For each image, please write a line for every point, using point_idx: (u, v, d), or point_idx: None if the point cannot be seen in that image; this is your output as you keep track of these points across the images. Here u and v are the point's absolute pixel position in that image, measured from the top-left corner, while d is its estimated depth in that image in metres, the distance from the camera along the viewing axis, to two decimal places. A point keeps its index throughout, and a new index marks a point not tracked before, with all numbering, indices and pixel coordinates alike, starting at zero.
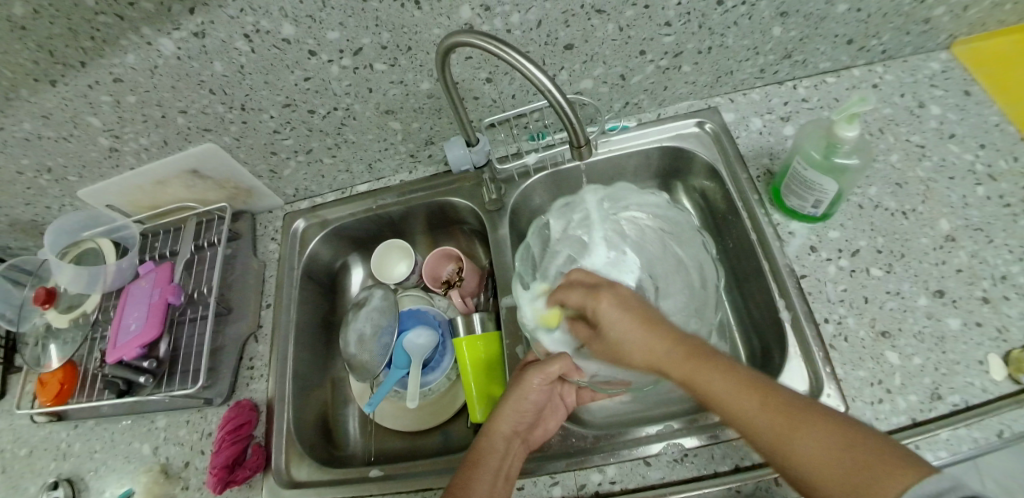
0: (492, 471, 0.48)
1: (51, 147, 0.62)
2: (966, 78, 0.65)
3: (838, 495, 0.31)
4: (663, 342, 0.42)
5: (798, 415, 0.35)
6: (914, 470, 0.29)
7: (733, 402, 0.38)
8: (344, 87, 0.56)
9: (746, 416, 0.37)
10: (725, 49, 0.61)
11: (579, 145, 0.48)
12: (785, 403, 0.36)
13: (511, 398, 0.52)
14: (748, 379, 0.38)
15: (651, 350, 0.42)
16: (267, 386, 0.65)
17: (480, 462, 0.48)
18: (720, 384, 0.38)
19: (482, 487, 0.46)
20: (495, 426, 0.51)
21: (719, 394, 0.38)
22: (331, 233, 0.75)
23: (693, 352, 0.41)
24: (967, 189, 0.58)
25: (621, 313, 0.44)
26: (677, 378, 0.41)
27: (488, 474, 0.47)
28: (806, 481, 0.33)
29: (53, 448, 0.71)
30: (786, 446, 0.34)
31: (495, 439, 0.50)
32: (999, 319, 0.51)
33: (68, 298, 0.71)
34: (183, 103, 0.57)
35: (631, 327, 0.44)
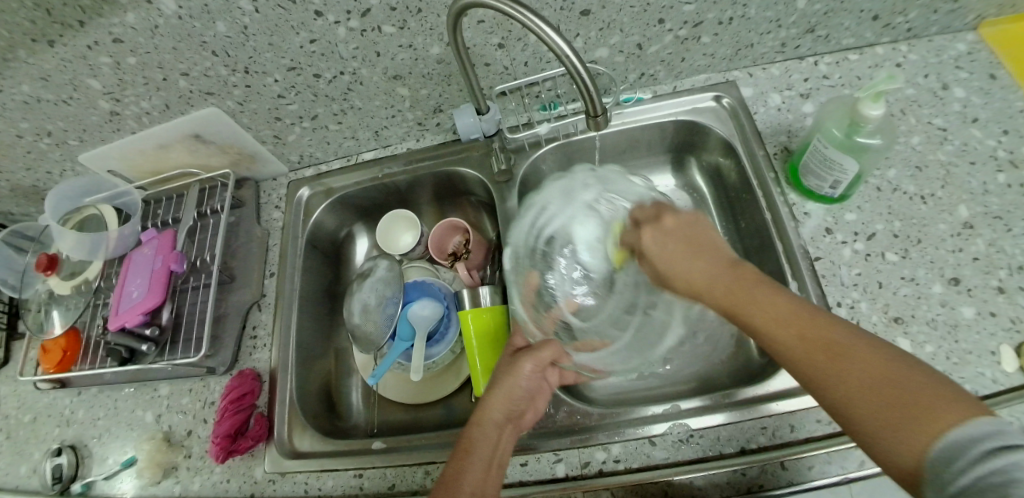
0: (484, 460, 0.44)
1: (50, 110, 0.60)
2: (992, 61, 0.63)
3: (870, 423, 0.30)
4: (712, 270, 0.41)
5: (844, 347, 0.32)
6: (970, 413, 0.27)
7: (774, 326, 0.36)
8: (351, 50, 0.54)
9: (789, 349, 0.35)
10: (747, 20, 0.58)
11: (595, 115, 0.47)
12: (833, 335, 0.33)
13: (503, 382, 0.49)
14: (803, 311, 0.35)
15: (701, 272, 0.41)
16: (270, 356, 0.65)
17: (472, 450, 0.45)
18: (765, 314, 0.36)
19: (475, 476, 0.43)
20: (485, 413, 0.47)
21: (764, 321, 0.36)
22: (336, 204, 0.73)
23: (745, 278, 0.39)
24: (989, 176, 0.56)
25: (664, 246, 0.45)
26: (721, 302, 0.40)
27: (479, 462, 0.44)
28: (840, 408, 0.32)
29: (57, 414, 0.71)
30: (823, 375, 0.32)
31: (485, 427, 0.46)
32: (1014, 310, 0.49)
33: (71, 265, 0.70)
34: (185, 66, 0.55)
35: (682, 254, 0.43)
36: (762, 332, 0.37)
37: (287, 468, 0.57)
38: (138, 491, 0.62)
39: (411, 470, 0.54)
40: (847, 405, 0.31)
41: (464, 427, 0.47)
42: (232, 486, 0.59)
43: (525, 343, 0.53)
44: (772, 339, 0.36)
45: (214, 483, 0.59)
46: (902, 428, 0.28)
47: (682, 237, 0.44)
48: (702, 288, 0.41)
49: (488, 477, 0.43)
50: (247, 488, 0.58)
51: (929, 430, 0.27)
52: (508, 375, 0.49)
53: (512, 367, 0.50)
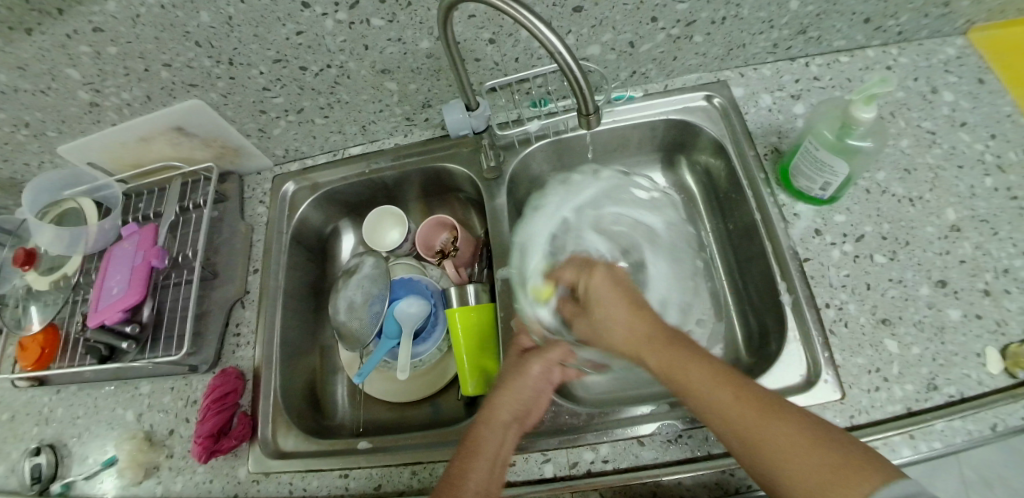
0: (490, 459, 0.44)
1: (27, 100, 0.58)
2: (981, 66, 0.63)
3: (799, 487, 0.32)
4: (634, 327, 0.44)
5: (772, 410, 0.35)
6: (886, 475, 0.30)
7: (707, 393, 0.37)
8: (338, 43, 0.53)
9: (726, 411, 0.36)
10: (740, 20, 0.58)
11: (587, 113, 0.46)
12: (761, 399, 0.36)
13: (514, 384, 0.49)
14: (734, 378, 0.38)
15: (635, 343, 0.43)
16: (253, 353, 0.64)
17: (479, 449, 0.44)
18: (698, 378, 0.38)
19: (480, 475, 0.43)
20: (494, 413, 0.47)
21: (697, 386, 0.38)
22: (321, 199, 0.72)
23: (670, 340, 0.41)
24: (976, 180, 0.56)
25: (614, 286, 0.46)
26: (664, 367, 0.40)
27: (485, 461, 0.44)
28: (771, 475, 0.33)
29: (36, 412, 0.70)
30: (759, 441, 0.34)
31: (494, 427, 0.46)
32: (998, 313, 0.50)
33: (50, 260, 0.69)
34: (167, 56, 0.54)
35: (635, 320, 0.44)
36: (689, 391, 0.38)
37: (271, 468, 0.56)
38: (118, 491, 0.61)
39: (397, 470, 0.53)
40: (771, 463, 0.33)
41: (471, 425, 0.47)
42: (215, 487, 0.58)
43: (533, 344, 0.53)
44: (705, 404, 0.37)
45: (196, 483, 0.58)
46: (817, 480, 0.31)
47: (615, 288, 0.46)
48: (626, 349, 0.44)
49: (493, 477, 0.43)
50: (231, 488, 0.57)
51: (854, 491, 0.29)
52: (518, 377, 0.49)
53: (523, 367, 0.50)
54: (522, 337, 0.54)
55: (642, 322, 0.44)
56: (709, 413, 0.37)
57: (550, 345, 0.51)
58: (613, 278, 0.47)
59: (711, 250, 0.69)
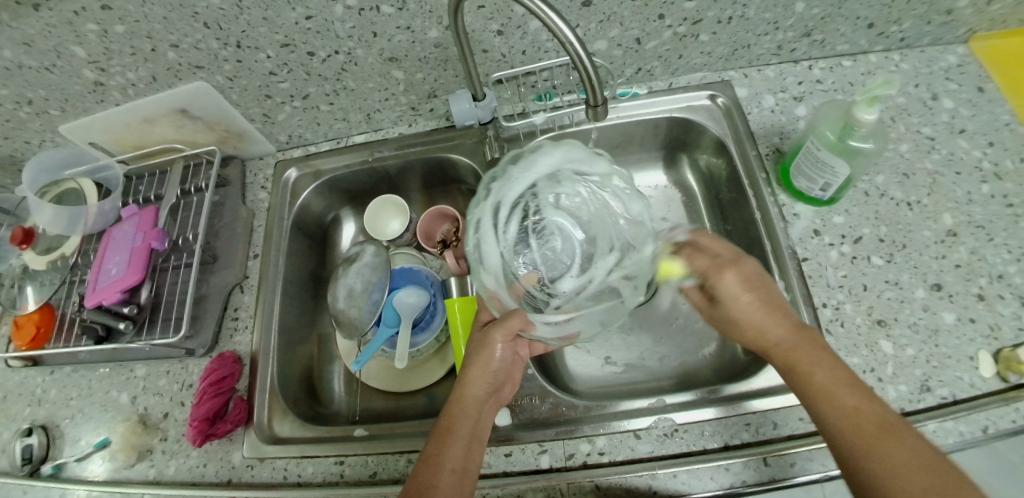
0: (464, 435, 0.46)
1: (31, 77, 0.58)
2: (981, 75, 0.63)
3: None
4: (782, 328, 0.47)
5: (890, 433, 0.38)
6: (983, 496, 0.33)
7: (829, 394, 0.41)
8: (347, 29, 0.53)
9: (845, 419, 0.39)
10: (746, 21, 0.58)
11: (595, 105, 0.47)
12: (883, 422, 0.39)
13: (482, 359, 0.51)
14: (867, 398, 0.40)
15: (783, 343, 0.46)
16: (251, 338, 0.64)
17: (454, 428, 0.47)
18: (825, 377, 0.42)
19: (455, 453, 0.45)
20: (466, 392, 0.50)
21: (820, 386, 0.42)
22: (324, 186, 0.72)
23: (812, 345, 0.45)
24: (973, 186, 0.57)
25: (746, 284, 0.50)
26: (793, 364, 0.44)
27: (461, 440, 0.46)
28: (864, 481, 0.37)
29: (28, 393, 0.69)
30: (865, 452, 0.37)
31: (467, 405, 0.49)
32: (992, 317, 0.50)
33: (47, 240, 0.68)
34: (175, 37, 0.53)
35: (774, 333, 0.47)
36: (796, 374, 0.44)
37: (266, 453, 0.56)
38: (111, 474, 0.61)
39: (393, 458, 0.54)
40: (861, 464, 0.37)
41: (444, 407, 0.49)
42: (208, 471, 0.58)
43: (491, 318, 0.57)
44: (831, 404, 0.40)
45: (190, 468, 0.58)
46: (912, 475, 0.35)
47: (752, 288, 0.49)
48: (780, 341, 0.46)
49: (468, 451, 0.45)
50: (225, 473, 0.57)
51: None
52: (482, 353, 0.52)
53: (487, 343, 0.52)
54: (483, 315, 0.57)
55: (779, 325, 0.47)
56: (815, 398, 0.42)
57: (509, 315, 0.54)
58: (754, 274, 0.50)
59: None
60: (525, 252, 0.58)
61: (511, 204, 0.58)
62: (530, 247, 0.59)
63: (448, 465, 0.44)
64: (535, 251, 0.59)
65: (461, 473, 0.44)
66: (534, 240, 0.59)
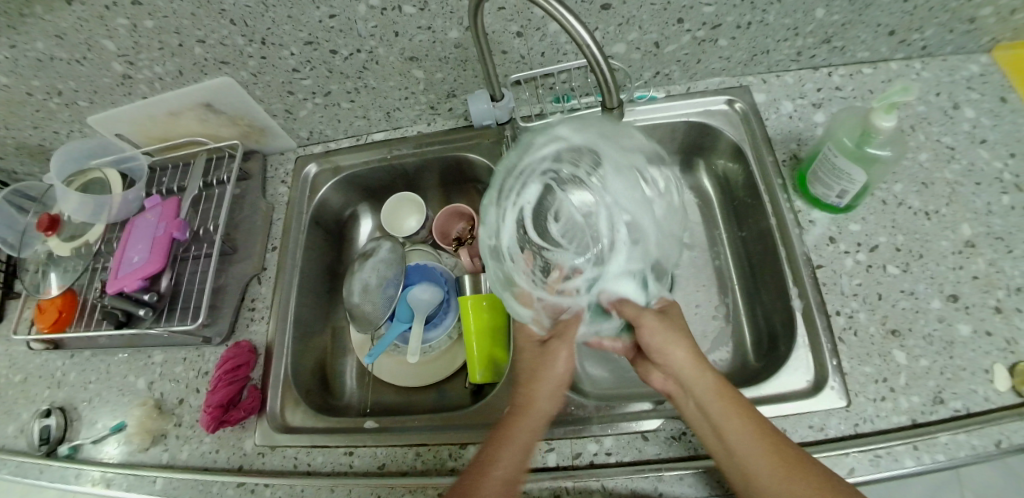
0: (520, 445, 0.45)
1: (63, 69, 0.60)
2: (1003, 84, 0.62)
3: None
4: (694, 371, 0.46)
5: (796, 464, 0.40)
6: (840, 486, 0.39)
7: (746, 440, 0.42)
8: (369, 28, 0.54)
9: (752, 452, 0.41)
10: (765, 26, 0.58)
11: (612, 106, 0.47)
12: (789, 453, 0.41)
13: (547, 372, 0.50)
14: (767, 430, 0.42)
15: (693, 382, 0.45)
16: (267, 328, 0.65)
17: (509, 439, 0.45)
18: (742, 430, 0.42)
19: (509, 462, 0.44)
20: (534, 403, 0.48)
21: (739, 440, 0.42)
22: (342, 182, 0.74)
23: (726, 395, 0.44)
24: (993, 197, 0.56)
25: (663, 320, 0.49)
26: (703, 402, 0.44)
27: (517, 452, 0.45)
28: None
29: (48, 375, 0.71)
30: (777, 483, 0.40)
31: (534, 415, 0.47)
32: (1010, 330, 0.50)
33: (72, 228, 0.70)
34: (202, 33, 0.55)
35: (688, 376, 0.46)
36: (702, 405, 0.45)
37: (277, 441, 0.57)
38: (125, 457, 0.62)
39: (401, 451, 0.54)
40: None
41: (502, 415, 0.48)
42: (220, 457, 0.59)
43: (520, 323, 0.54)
44: (742, 439, 0.42)
45: (202, 453, 0.60)
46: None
47: (665, 324, 0.48)
48: (683, 377, 0.46)
49: (519, 461, 0.44)
50: (237, 460, 0.58)
51: None
52: (550, 363, 0.50)
53: (546, 355, 0.51)
54: (520, 324, 0.54)
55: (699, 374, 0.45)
56: (722, 431, 0.43)
57: (564, 324, 0.52)
58: (674, 323, 0.49)
59: (725, 255, 0.69)
60: (579, 203, 0.54)
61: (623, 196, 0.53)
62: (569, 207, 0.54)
63: (497, 475, 0.43)
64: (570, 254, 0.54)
65: (510, 484, 0.44)
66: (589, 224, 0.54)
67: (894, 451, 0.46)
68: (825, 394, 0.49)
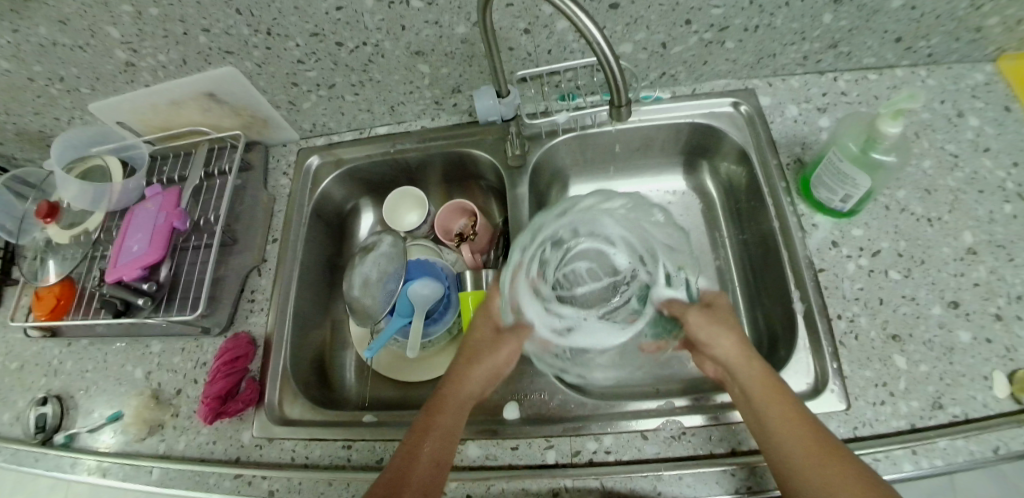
0: (438, 432, 0.47)
1: (65, 55, 0.59)
2: (1009, 93, 0.62)
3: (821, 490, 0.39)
4: (742, 359, 0.47)
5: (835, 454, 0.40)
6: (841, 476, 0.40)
7: (788, 422, 0.42)
8: (376, 21, 0.54)
9: (784, 427, 0.42)
10: (773, 29, 0.58)
11: (619, 105, 0.47)
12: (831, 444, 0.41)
13: (478, 363, 0.53)
14: (809, 420, 0.43)
15: (739, 369, 0.47)
16: (266, 320, 0.65)
17: (433, 424, 0.48)
18: (785, 414, 0.42)
19: (434, 445, 0.46)
20: (462, 383, 0.52)
21: (779, 419, 0.42)
22: (344, 175, 0.73)
23: (773, 385, 0.45)
24: (995, 205, 0.56)
25: (713, 315, 0.51)
26: (747, 390, 0.45)
27: (438, 430, 0.47)
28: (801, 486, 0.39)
29: (45, 363, 0.71)
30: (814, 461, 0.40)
31: (457, 396, 0.51)
32: (1010, 338, 0.50)
33: (71, 215, 0.70)
34: (207, 22, 0.54)
35: (740, 364, 0.47)
36: (745, 388, 0.46)
37: (275, 433, 0.57)
38: (122, 447, 0.62)
39: (400, 446, 0.54)
40: (800, 476, 0.40)
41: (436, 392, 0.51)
42: (218, 448, 0.59)
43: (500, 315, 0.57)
44: (780, 423, 0.42)
45: (200, 444, 0.59)
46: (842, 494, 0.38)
47: (715, 319, 0.50)
48: (731, 366, 0.47)
49: (447, 447, 0.47)
50: (234, 451, 0.58)
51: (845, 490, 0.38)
52: (490, 352, 0.54)
53: (493, 349, 0.54)
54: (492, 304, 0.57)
55: (748, 362, 0.47)
56: (764, 414, 0.43)
57: (520, 324, 0.55)
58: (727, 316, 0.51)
59: (726, 258, 0.69)
60: (611, 299, 0.58)
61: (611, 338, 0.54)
62: (608, 286, 0.59)
63: (426, 460, 0.45)
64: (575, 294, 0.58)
65: (439, 466, 0.46)
66: (587, 302, 0.58)
67: (892, 455, 0.46)
68: (824, 397, 0.49)
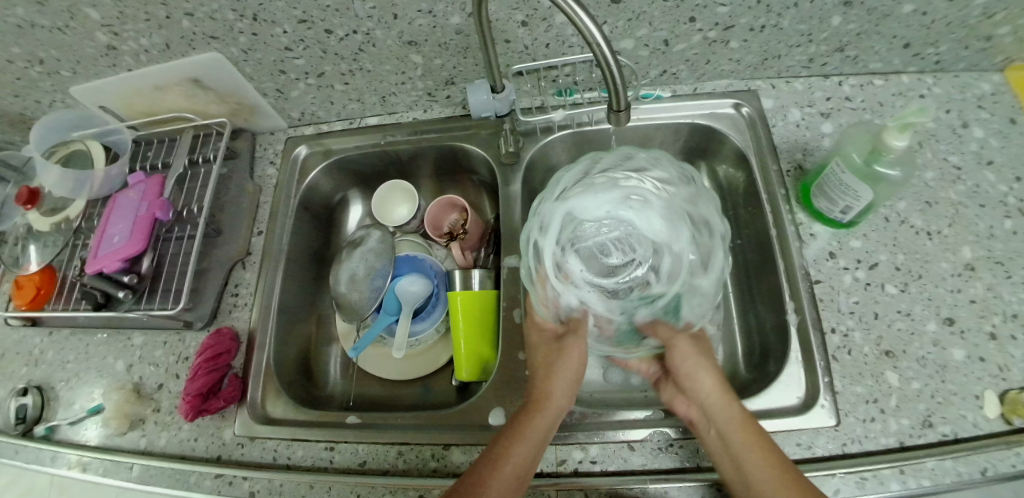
0: (533, 441, 0.45)
1: (44, 37, 0.57)
2: (1015, 105, 0.61)
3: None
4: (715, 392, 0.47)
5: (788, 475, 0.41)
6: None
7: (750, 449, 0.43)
8: (366, 9, 0.51)
9: (754, 457, 0.42)
10: (779, 30, 0.56)
11: (618, 109, 0.45)
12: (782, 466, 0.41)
13: (560, 369, 0.50)
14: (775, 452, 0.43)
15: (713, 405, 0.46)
16: (250, 316, 0.63)
17: (524, 433, 0.45)
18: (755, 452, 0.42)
19: (520, 457, 0.44)
20: (546, 396, 0.48)
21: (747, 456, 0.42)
22: (333, 166, 0.72)
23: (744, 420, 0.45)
24: (995, 220, 0.55)
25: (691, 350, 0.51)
26: (725, 432, 0.44)
27: (529, 446, 0.45)
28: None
29: (26, 352, 0.69)
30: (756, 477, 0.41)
31: (545, 412, 0.47)
32: (1003, 357, 0.49)
33: (52, 200, 0.68)
34: (190, 5, 0.52)
35: (721, 412, 0.45)
36: (723, 433, 0.44)
37: (257, 432, 0.56)
38: (103, 440, 0.61)
39: (383, 449, 0.53)
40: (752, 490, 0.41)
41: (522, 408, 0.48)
42: (199, 445, 0.58)
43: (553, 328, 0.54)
44: (749, 453, 0.42)
45: (181, 441, 0.58)
46: None
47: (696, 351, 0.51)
48: (710, 410, 0.46)
49: (532, 459, 0.45)
50: (215, 449, 0.57)
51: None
52: (563, 362, 0.51)
53: (560, 352, 0.51)
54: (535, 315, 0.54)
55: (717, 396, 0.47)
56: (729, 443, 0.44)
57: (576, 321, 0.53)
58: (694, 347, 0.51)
59: None
60: (572, 260, 0.56)
61: (589, 188, 0.58)
62: (583, 252, 0.58)
63: (509, 470, 0.44)
64: (592, 263, 0.58)
65: (521, 479, 0.44)
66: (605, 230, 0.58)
67: (880, 474, 0.46)
68: (815, 412, 0.49)
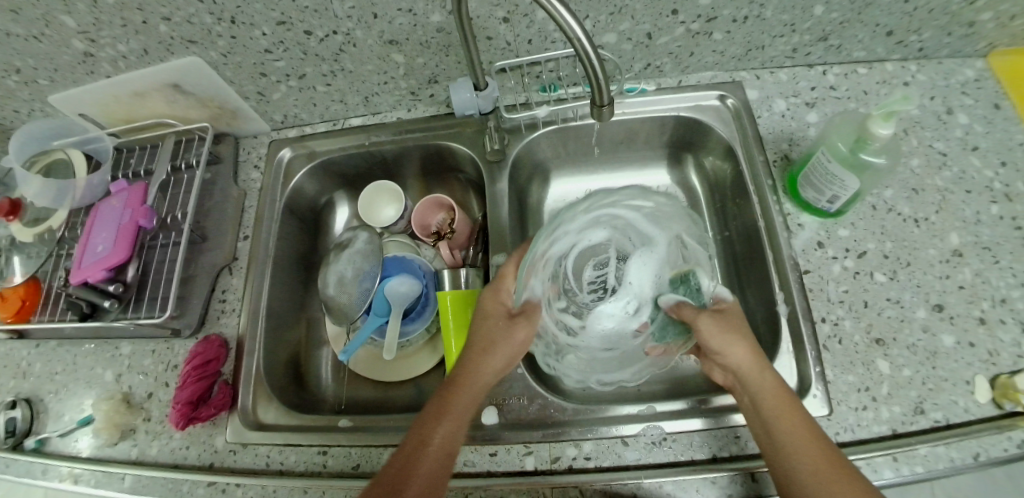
0: (455, 417, 0.45)
1: (18, 45, 0.56)
2: (998, 91, 0.61)
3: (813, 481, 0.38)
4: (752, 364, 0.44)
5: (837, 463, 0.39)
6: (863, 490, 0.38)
7: (792, 428, 0.41)
8: (346, 9, 0.51)
9: (799, 440, 0.40)
10: (762, 21, 0.56)
11: (601, 104, 0.45)
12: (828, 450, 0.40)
13: (495, 344, 0.50)
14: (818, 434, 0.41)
15: (751, 379, 0.44)
16: (238, 322, 0.63)
17: (449, 410, 0.45)
18: (799, 435, 0.40)
19: (444, 434, 0.44)
20: (470, 374, 0.48)
21: (788, 436, 0.40)
22: (319, 169, 0.71)
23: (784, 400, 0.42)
24: (982, 206, 0.55)
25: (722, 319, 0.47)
26: (760, 404, 0.43)
27: (449, 422, 0.45)
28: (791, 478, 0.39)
29: (13, 365, 0.68)
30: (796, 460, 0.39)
31: (467, 388, 0.47)
32: (992, 342, 0.49)
33: (34, 211, 0.66)
34: (167, 10, 0.51)
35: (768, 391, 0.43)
36: (758, 403, 0.43)
37: (249, 439, 0.56)
38: (93, 451, 0.60)
39: (376, 452, 0.53)
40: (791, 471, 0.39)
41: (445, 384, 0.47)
42: (191, 454, 0.57)
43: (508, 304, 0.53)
44: (788, 431, 0.41)
45: (172, 450, 0.58)
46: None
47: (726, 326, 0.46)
48: (749, 381, 0.44)
49: (457, 434, 0.44)
50: (208, 457, 0.57)
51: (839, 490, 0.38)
52: (498, 339, 0.50)
53: (506, 330, 0.50)
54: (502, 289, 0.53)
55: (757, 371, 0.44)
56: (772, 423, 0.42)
57: (531, 306, 0.52)
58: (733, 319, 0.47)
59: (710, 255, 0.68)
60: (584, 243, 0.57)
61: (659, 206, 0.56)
62: (590, 248, 0.57)
63: (434, 448, 0.43)
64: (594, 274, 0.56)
65: (447, 455, 0.43)
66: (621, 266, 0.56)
67: (873, 462, 0.46)
68: (807, 402, 0.49)
